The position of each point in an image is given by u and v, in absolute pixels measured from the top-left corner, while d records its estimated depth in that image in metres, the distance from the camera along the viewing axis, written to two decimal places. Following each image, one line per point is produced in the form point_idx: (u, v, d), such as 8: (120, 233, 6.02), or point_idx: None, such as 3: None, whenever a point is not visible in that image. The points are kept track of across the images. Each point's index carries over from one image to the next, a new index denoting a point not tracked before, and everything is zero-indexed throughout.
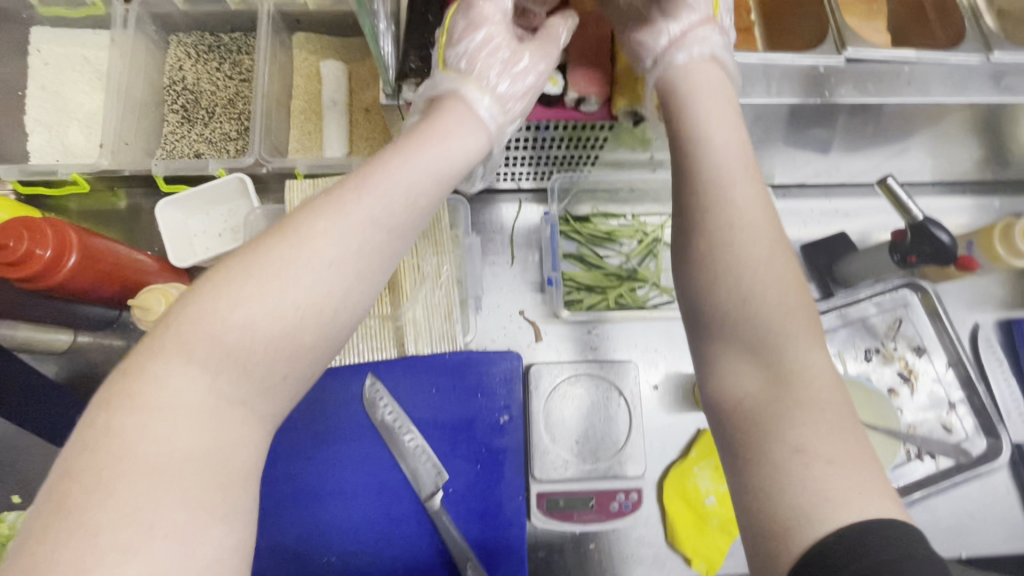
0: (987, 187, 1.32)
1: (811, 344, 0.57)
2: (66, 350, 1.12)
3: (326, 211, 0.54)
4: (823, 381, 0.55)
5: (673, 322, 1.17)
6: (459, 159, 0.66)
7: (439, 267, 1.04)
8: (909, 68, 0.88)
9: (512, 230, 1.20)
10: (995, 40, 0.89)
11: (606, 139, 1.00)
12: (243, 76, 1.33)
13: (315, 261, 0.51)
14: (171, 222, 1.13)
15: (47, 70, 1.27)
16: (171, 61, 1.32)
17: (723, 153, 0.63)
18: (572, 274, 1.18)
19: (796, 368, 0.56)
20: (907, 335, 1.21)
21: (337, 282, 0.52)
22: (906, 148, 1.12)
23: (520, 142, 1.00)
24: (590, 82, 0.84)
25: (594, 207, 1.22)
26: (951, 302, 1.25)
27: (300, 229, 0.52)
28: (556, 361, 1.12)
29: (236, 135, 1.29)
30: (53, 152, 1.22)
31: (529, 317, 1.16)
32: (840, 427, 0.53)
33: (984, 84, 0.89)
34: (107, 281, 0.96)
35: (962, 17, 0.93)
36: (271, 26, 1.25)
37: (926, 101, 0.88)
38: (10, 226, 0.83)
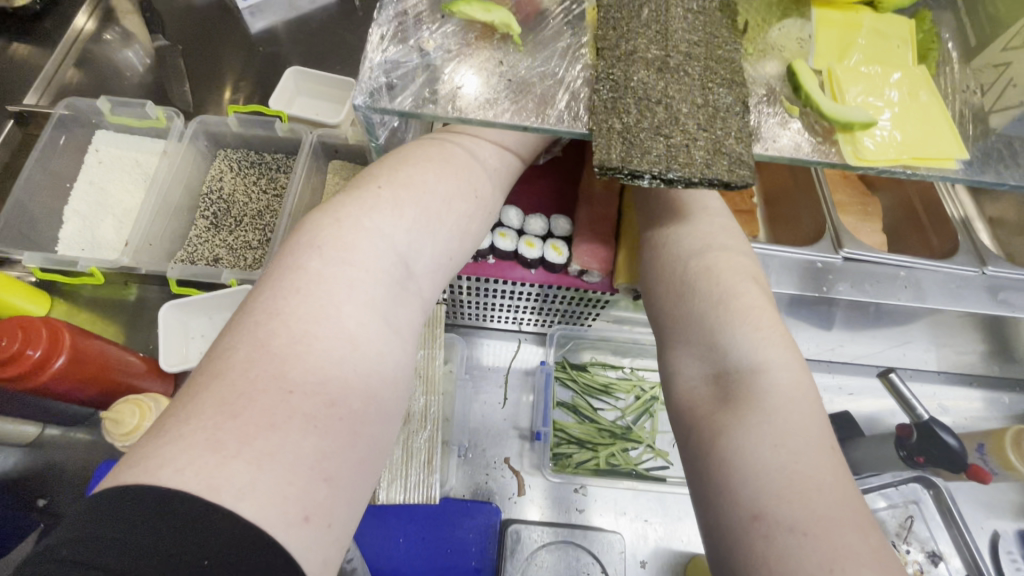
0: (994, 381, 1.30)
1: (790, 410, 0.57)
2: (31, 445, 1.08)
3: (343, 225, 0.58)
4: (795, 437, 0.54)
5: (668, 493, 1.09)
6: (456, 187, 0.67)
7: (427, 408, 0.98)
8: (904, 273, 0.91)
9: (507, 370, 1.18)
10: (988, 255, 0.93)
11: (608, 301, 1.01)
12: (276, 192, 1.42)
13: (322, 273, 0.54)
14: (170, 325, 1.08)
15: (99, 168, 1.37)
16: (214, 172, 1.42)
17: (697, 261, 0.71)
18: (563, 425, 1.14)
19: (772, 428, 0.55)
20: (920, 537, 1.12)
21: (337, 290, 0.54)
22: (908, 338, 1.12)
23: (523, 294, 1.02)
24: (594, 257, 0.88)
25: (593, 357, 1.21)
26: (965, 503, 1.17)
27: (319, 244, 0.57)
28: (536, 523, 1.03)
29: (257, 245, 1.34)
30: (81, 242, 1.28)
31: (514, 467, 1.09)
32: (828, 502, 0.50)
33: (979, 296, 0.91)
34: (91, 383, 0.94)
35: (954, 229, 0.97)
36: (310, 154, 1.36)
37: (923, 307, 0.89)
38: (7, 326, 0.83)
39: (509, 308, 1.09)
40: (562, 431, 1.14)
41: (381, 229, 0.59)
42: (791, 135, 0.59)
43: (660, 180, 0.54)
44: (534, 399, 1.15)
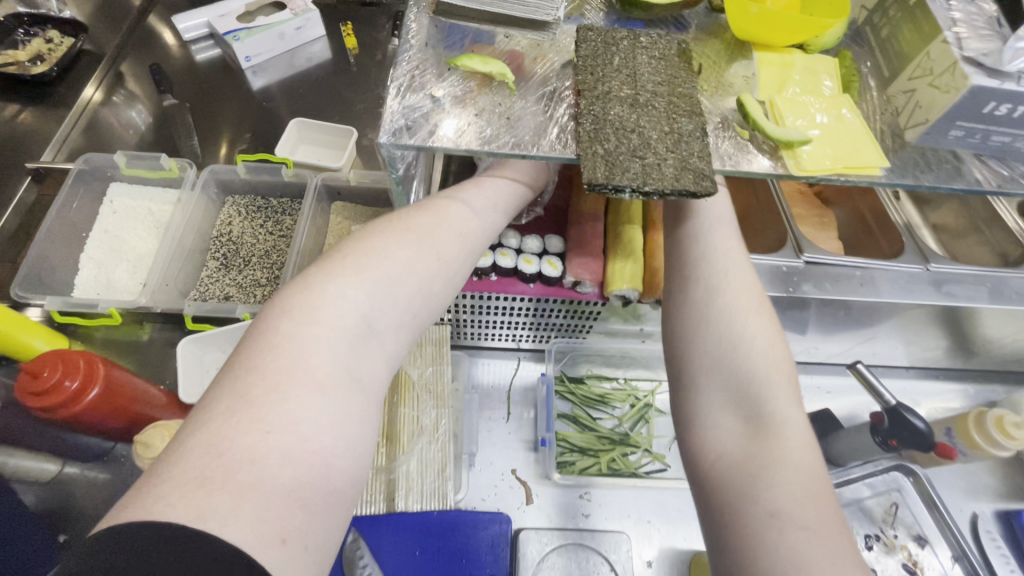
0: (959, 373, 1.40)
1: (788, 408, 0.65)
2: (49, 482, 1.10)
3: (314, 276, 0.60)
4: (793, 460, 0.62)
5: (666, 493, 1.15)
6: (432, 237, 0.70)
7: (437, 421, 1.07)
8: (859, 272, 1.03)
9: (510, 387, 1.25)
10: (931, 254, 1.05)
11: (601, 312, 1.10)
12: (282, 232, 1.51)
13: (292, 322, 0.56)
14: (188, 357, 1.14)
15: (114, 217, 1.45)
16: (223, 216, 1.51)
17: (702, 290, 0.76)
18: (565, 435, 1.21)
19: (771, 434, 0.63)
20: (907, 522, 1.18)
21: (309, 335, 0.56)
22: (874, 335, 1.22)
23: (522, 310, 1.11)
24: (586, 269, 0.98)
25: (589, 369, 1.30)
26: (945, 489, 1.24)
27: (292, 294, 0.59)
28: (546, 528, 1.09)
29: (265, 282, 1.42)
30: (97, 286, 1.34)
31: (521, 477, 1.15)
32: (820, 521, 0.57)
33: (928, 290, 1.02)
34: (117, 415, 0.99)
35: (900, 233, 1.10)
36: (316, 197, 1.47)
37: (879, 301, 1.00)
38: (49, 358, 0.90)
39: (508, 325, 1.17)
40: (564, 440, 1.21)
41: (345, 286, 0.61)
42: (744, 155, 0.70)
43: (639, 193, 0.65)
44: (535, 413, 1.22)
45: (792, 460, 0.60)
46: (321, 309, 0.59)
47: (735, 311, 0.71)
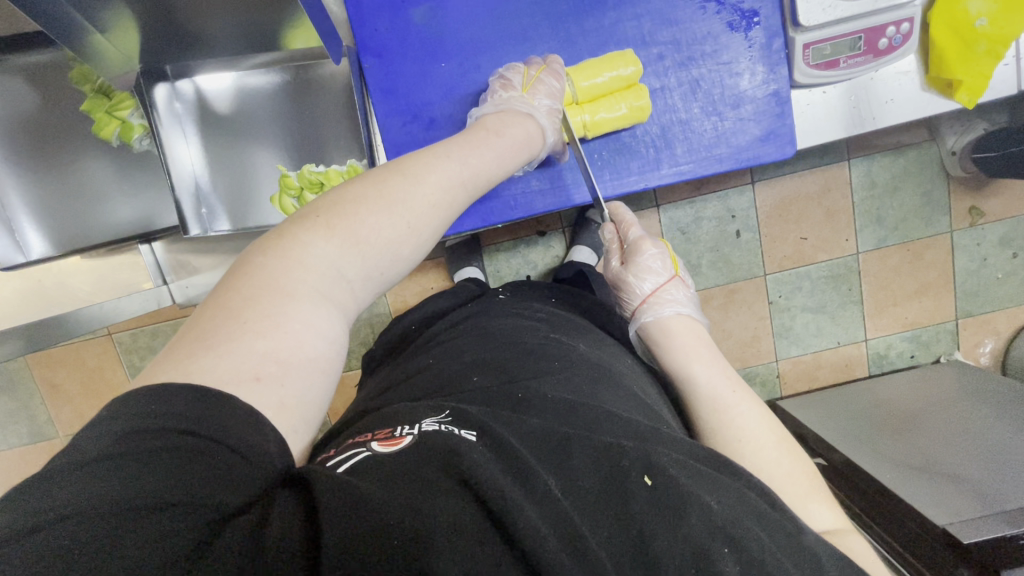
0: None
1: (783, 453, 0.57)
2: None
3: (414, 169, 0.56)
4: (789, 479, 0.55)
5: None
6: (424, 219, 0.56)
7: None
8: None
9: None
10: None
11: None
12: None
13: (398, 221, 0.54)
14: None
15: None
16: None
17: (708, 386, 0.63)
18: None
19: (780, 474, 0.55)
20: None
21: (388, 235, 0.53)
22: None
23: None
24: None
25: None
26: None
27: (352, 214, 0.51)
28: None
29: None
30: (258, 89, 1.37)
31: None
32: (814, 489, 0.55)
33: None
34: None
35: None
36: None
37: None
38: None
39: None
40: None
41: (446, 172, 0.58)
42: None
43: None
44: None
45: (744, 415, 0.60)
46: (414, 222, 0.55)
47: (680, 339, 0.68)
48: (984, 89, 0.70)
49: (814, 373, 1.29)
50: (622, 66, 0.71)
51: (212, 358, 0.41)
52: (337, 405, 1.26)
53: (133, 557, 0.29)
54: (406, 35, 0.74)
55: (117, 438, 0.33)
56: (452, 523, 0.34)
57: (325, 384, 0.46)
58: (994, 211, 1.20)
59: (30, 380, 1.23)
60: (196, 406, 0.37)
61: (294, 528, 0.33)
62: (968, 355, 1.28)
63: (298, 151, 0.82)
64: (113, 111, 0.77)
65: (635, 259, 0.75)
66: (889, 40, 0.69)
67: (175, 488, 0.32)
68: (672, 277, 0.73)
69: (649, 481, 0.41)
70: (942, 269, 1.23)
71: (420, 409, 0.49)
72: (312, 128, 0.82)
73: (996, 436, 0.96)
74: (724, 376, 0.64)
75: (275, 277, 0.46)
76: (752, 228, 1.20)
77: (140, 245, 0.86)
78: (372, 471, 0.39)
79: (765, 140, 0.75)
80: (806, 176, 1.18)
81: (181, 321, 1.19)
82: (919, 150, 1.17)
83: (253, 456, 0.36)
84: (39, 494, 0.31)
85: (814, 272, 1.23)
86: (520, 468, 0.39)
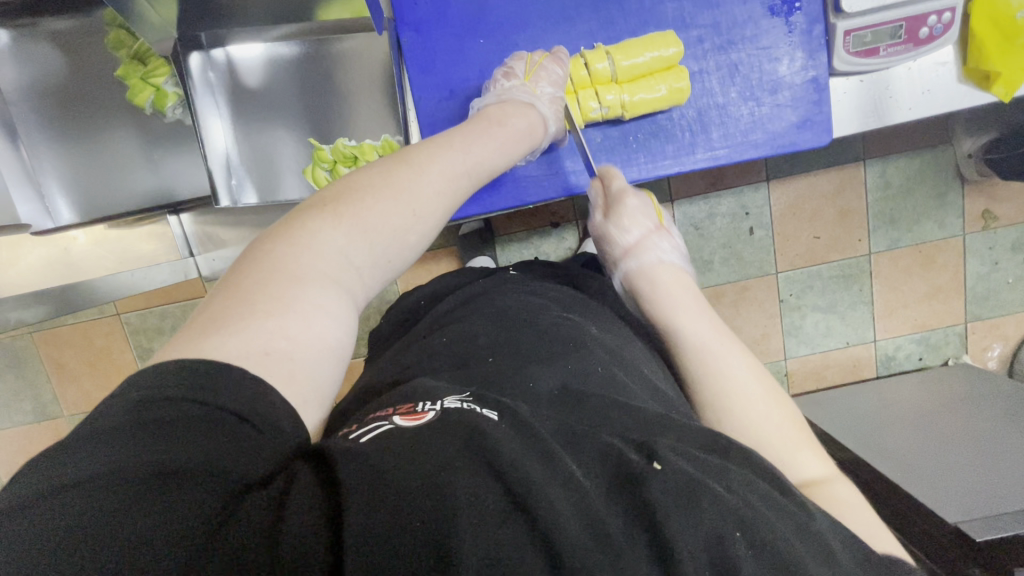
0: None
1: (762, 395, 0.60)
2: None
3: (433, 152, 0.59)
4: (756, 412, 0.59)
5: None
6: (431, 199, 0.58)
7: None
8: None
9: None
10: None
11: None
12: None
13: (405, 209, 0.55)
14: None
15: None
16: None
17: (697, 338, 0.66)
18: None
19: (739, 397, 0.60)
20: None
21: (397, 217, 0.54)
22: None
23: None
24: None
25: None
26: None
27: (356, 203, 0.52)
28: None
29: None
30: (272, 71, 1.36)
31: None
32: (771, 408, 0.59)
33: None
34: None
35: None
36: None
37: None
38: None
39: None
40: None
41: (451, 159, 0.60)
42: None
43: None
44: None
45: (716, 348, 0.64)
46: (417, 210, 0.56)
47: (661, 295, 0.70)
48: (1022, 83, 0.70)
49: (821, 372, 1.29)
50: (665, 47, 0.71)
51: (225, 339, 0.41)
52: (343, 392, 1.26)
53: (146, 519, 0.29)
54: (445, 10, 0.74)
55: (125, 413, 0.34)
56: (470, 501, 0.33)
57: (336, 366, 0.47)
58: (1008, 215, 1.20)
59: (35, 358, 1.23)
60: (216, 382, 0.37)
61: (311, 502, 0.33)
62: (976, 359, 1.29)
63: (330, 126, 0.82)
64: (148, 78, 0.77)
65: (618, 210, 0.76)
66: (930, 29, 0.69)
67: (192, 457, 0.33)
68: (656, 230, 0.77)
69: (657, 466, 0.40)
70: (954, 272, 1.23)
71: (440, 389, 0.48)
72: (344, 102, 0.81)
73: (1007, 438, 0.97)
74: (708, 328, 0.66)
75: (285, 262, 0.47)
76: (765, 225, 1.20)
77: (168, 215, 0.88)
78: (394, 447, 0.38)
79: (801, 127, 0.75)
80: (821, 175, 1.18)
81: (190, 302, 1.18)
82: (936, 152, 1.17)
83: (260, 422, 0.37)
84: (60, 459, 0.32)
85: (826, 272, 1.23)
86: (541, 448, 0.39)
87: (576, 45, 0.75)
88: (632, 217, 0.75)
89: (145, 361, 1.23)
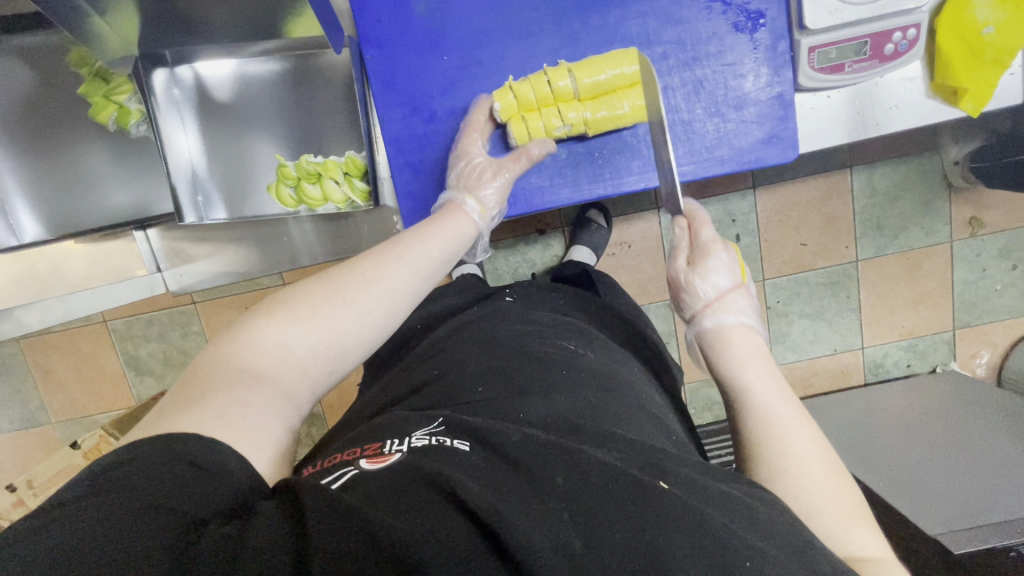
0: None
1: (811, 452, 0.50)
2: None
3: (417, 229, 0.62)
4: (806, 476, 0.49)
5: None
6: (411, 264, 0.58)
7: None
8: None
9: None
10: None
11: None
12: None
13: (389, 281, 0.56)
14: None
15: None
16: None
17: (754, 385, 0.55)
18: None
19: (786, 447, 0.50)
20: None
21: (380, 292, 0.56)
22: None
23: None
24: None
25: None
26: None
27: (340, 278, 0.55)
28: None
29: None
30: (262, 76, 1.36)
31: None
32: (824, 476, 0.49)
33: None
34: None
35: None
36: None
37: None
38: None
39: None
40: None
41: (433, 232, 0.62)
42: None
43: None
44: None
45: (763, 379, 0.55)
46: (350, 296, 0.53)
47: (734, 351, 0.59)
48: (990, 98, 0.70)
49: (809, 379, 1.29)
50: (626, 65, 0.70)
51: (174, 418, 0.41)
52: (330, 398, 1.26)
53: (107, 553, 0.30)
54: (408, 27, 0.74)
55: (110, 455, 0.37)
56: (438, 539, 0.34)
57: (287, 433, 0.44)
58: (995, 222, 1.20)
59: (22, 365, 1.23)
60: (178, 436, 0.38)
61: (278, 535, 0.33)
62: (964, 366, 1.28)
63: (299, 142, 0.82)
64: (110, 95, 0.78)
65: (703, 261, 0.66)
66: (895, 45, 0.69)
67: (156, 490, 0.34)
68: (739, 286, 0.64)
69: (662, 486, 0.41)
70: (941, 278, 1.23)
71: (410, 422, 0.50)
72: (313, 117, 0.82)
73: (989, 447, 0.97)
74: (773, 383, 0.55)
75: (229, 357, 0.47)
76: (751, 232, 1.20)
77: (134, 231, 0.85)
78: (368, 486, 0.39)
79: (767, 143, 0.75)
80: (808, 182, 1.17)
81: (177, 310, 1.18)
82: (922, 159, 1.16)
83: (216, 466, 0.37)
84: (43, 504, 0.34)
85: (813, 279, 1.23)
86: (515, 480, 0.40)
87: (543, 60, 0.75)
88: (708, 271, 0.66)
89: (132, 368, 1.23)
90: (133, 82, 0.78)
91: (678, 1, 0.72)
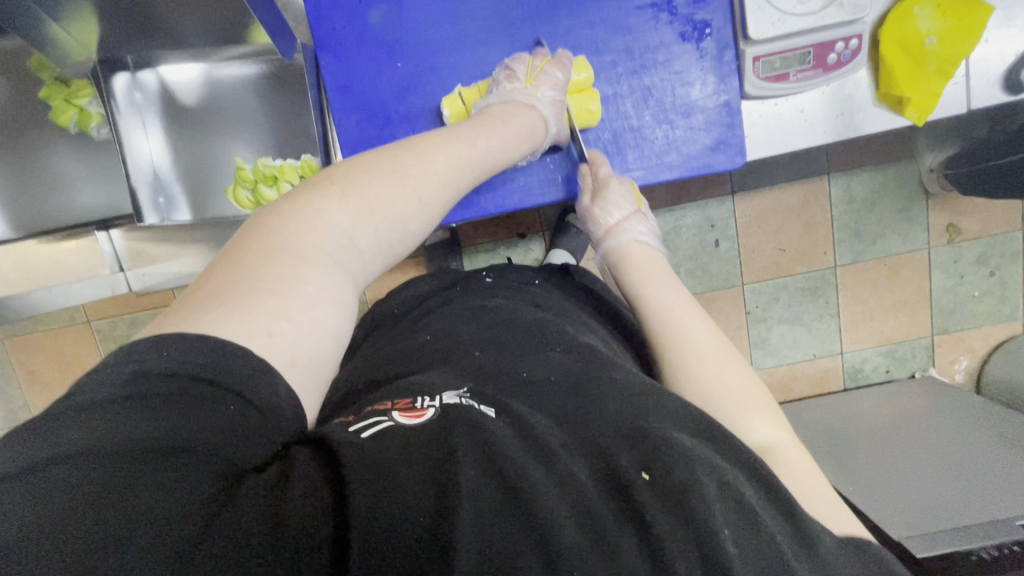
0: None
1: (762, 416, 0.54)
2: None
3: (442, 139, 0.60)
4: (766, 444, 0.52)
5: None
6: (440, 185, 0.58)
7: None
8: None
9: None
10: None
11: None
12: None
13: (411, 193, 0.55)
14: None
15: None
16: None
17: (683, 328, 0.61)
18: None
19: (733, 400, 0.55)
20: None
21: (406, 199, 0.55)
22: None
23: None
24: None
25: None
26: None
27: (360, 185, 0.52)
28: None
29: None
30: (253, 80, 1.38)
31: None
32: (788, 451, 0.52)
33: None
34: None
35: None
36: None
37: None
38: None
39: None
40: None
41: (459, 145, 0.61)
42: None
43: None
44: None
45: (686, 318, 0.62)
46: (386, 203, 0.53)
47: (649, 283, 0.67)
48: (933, 107, 0.72)
49: (789, 384, 1.30)
50: (576, 70, 0.75)
51: (228, 314, 0.40)
52: None
53: (152, 497, 0.30)
54: (363, 34, 0.76)
55: (126, 381, 0.34)
56: (476, 506, 0.33)
57: (336, 350, 0.46)
58: (972, 229, 1.21)
59: (7, 364, 1.24)
60: (214, 356, 0.37)
61: (313, 511, 0.32)
62: (943, 372, 1.29)
63: (261, 145, 0.83)
64: (71, 99, 0.81)
65: (602, 192, 0.74)
66: (838, 55, 0.70)
67: (183, 435, 0.33)
68: (635, 212, 0.74)
69: (647, 476, 0.38)
70: (919, 285, 1.24)
71: (438, 383, 0.47)
72: (275, 121, 0.83)
73: (960, 454, 0.97)
74: (696, 319, 0.62)
75: (290, 242, 0.46)
76: (730, 237, 1.21)
77: (96, 232, 0.86)
78: (394, 443, 0.38)
79: (715, 149, 0.76)
80: (786, 189, 1.19)
81: (161, 311, 1.19)
82: (899, 167, 1.18)
83: (262, 406, 0.37)
84: (52, 431, 0.32)
85: (792, 284, 1.24)
86: (540, 449, 0.38)
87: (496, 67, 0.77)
88: (610, 200, 0.73)
89: None
90: (92, 86, 0.79)
91: (626, 11, 0.74)
